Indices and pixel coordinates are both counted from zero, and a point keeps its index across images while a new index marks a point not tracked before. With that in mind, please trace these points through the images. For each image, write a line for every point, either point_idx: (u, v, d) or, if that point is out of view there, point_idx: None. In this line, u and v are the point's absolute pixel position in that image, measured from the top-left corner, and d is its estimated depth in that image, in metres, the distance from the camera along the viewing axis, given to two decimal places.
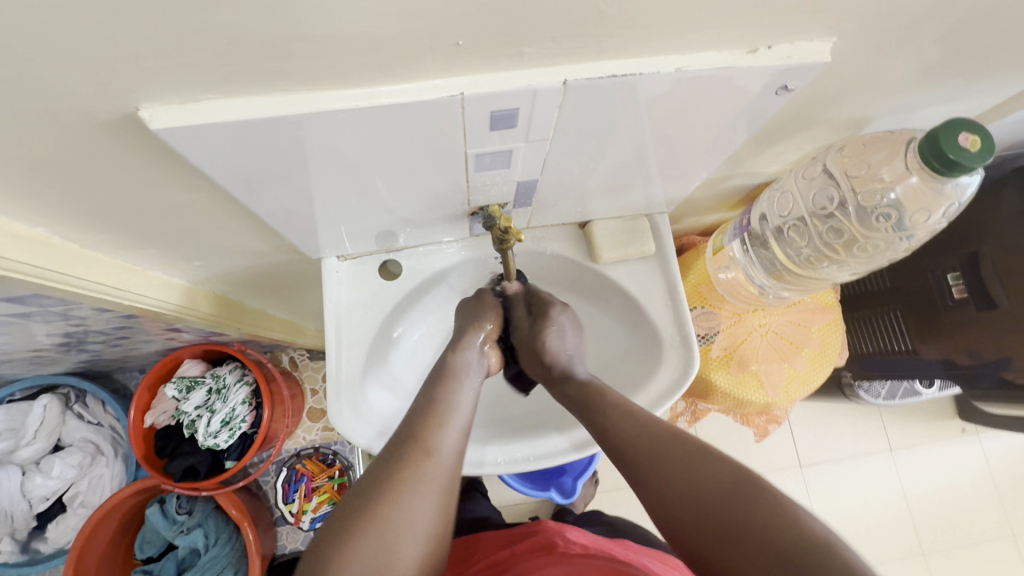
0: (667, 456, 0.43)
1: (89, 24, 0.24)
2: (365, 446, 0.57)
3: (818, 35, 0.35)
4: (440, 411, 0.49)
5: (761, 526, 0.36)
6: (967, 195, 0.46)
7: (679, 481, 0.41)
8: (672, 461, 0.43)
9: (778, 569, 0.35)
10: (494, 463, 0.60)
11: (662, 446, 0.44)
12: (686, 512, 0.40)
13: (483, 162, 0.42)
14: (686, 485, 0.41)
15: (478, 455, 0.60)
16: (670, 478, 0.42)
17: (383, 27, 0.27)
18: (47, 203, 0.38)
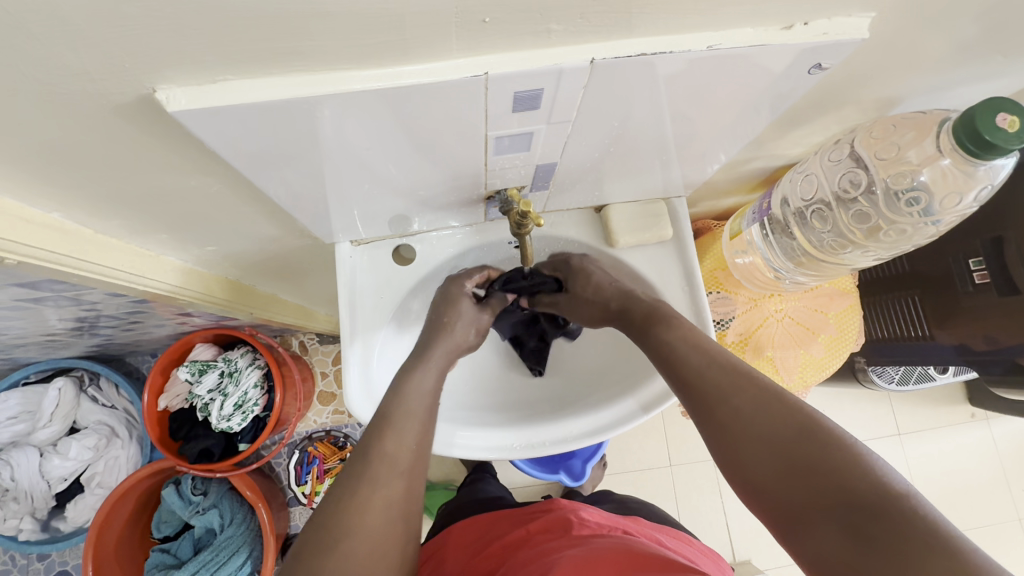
0: (734, 390, 0.41)
1: (103, 1, 0.23)
2: (358, 414, 0.56)
3: (856, 10, 0.33)
4: (394, 416, 0.46)
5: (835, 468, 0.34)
6: (1000, 177, 0.44)
7: (754, 415, 0.39)
8: (743, 395, 0.40)
9: (855, 520, 0.32)
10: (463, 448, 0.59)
11: (733, 381, 0.42)
12: (755, 448, 0.38)
13: (502, 145, 0.41)
14: (759, 422, 0.39)
15: (448, 436, 0.59)
16: (739, 412, 0.40)
17: (408, 4, 0.26)
18: (62, 187, 0.37)
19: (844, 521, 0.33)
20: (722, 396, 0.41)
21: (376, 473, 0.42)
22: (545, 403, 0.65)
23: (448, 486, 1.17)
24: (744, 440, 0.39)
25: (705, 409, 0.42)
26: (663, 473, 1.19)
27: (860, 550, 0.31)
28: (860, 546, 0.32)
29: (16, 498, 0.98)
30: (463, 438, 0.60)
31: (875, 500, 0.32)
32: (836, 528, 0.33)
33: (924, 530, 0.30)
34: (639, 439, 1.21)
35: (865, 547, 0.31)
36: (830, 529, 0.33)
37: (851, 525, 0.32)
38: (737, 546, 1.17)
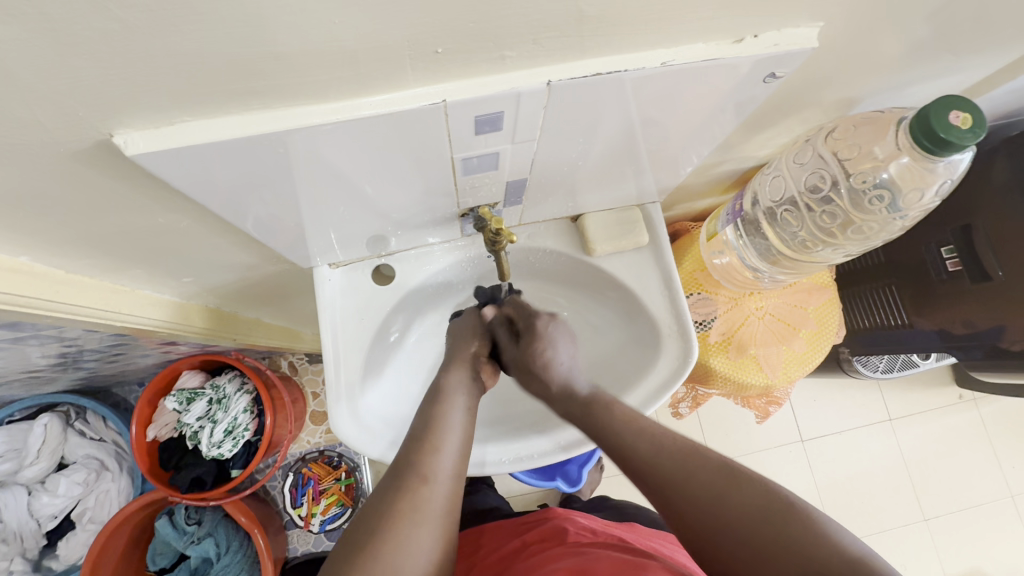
0: (693, 480, 0.44)
1: (49, 55, 0.23)
2: (380, 456, 0.58)
3: (804, 21, 0.34)
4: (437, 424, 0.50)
5: (803, 541, 0.37)
6: (959, 171, 0.45)
7: (716, 501, 0.42)
8: (702, 481, 0.43)
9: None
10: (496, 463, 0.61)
11: (689, 472, 0.44)
12: (728, 538, 0.40)
13: (470, 165, 0.42)
14: (721, 509, 0.41)
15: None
16: (705, 503, 0.42)
17: (358, 41, 0.26)
18: (30, 233, 0.37)
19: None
20: (684, 489, 0.44)
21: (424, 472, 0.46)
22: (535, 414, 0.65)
23: None
24: (714, 527, 0.41)
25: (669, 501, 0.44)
26: None
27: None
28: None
29: (4, 540, 0.96)
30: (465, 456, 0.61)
31: (847, 573, 0.35)
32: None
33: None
34: None
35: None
36: None
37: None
38: None
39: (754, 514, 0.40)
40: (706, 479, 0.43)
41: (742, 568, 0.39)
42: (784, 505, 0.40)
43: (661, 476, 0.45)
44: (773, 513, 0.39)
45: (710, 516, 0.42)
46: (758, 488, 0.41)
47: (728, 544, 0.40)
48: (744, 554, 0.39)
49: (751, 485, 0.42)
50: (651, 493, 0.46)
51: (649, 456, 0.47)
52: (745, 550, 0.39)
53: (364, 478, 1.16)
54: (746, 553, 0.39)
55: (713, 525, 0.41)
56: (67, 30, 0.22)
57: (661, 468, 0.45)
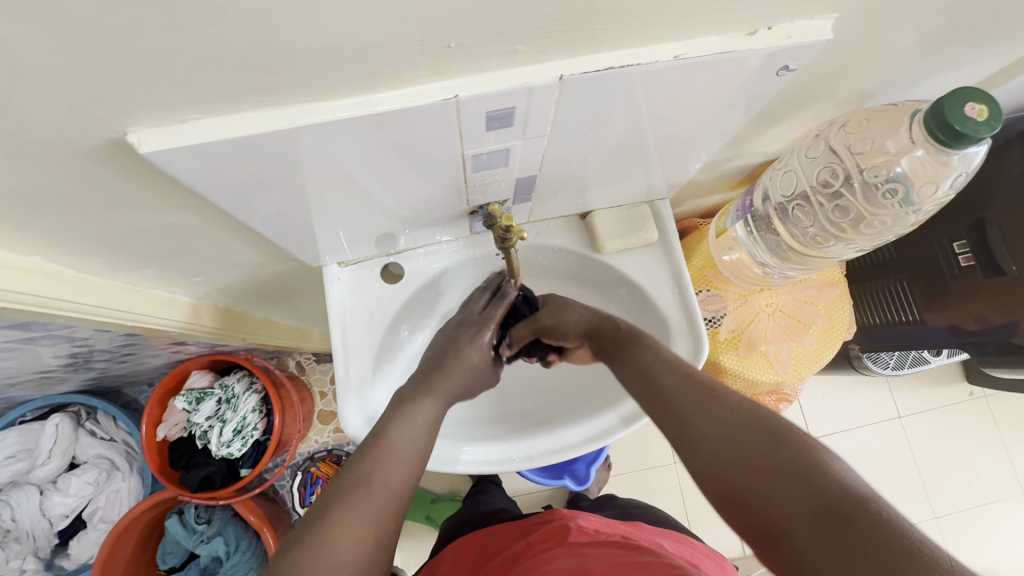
0: (707, 405, 0.43)
1: (65, 53, 0.23)
2: None
3: (818, 12, 0.34)
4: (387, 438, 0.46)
5: (810, 470, 0.35)
6: (974, 164, 0.45)
7: (723, 429, 0.40)
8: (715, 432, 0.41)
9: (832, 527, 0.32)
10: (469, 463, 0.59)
11: (707, 399, 0.43)
12: (732, 463, 0.38)
13: (480, 162, 0.42)
14: (728, 435, 0.40)
15: (456, 453, 0.59)
16: (716, 428, 0.41)
17: (371, 37, 0.26)
18: (44, 233, 0.37)
19: (817, 533, 0.32)
20: (698, 420, 0.42)
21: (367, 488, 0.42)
22: (544, 410, 0.65)
23: (453, 497, 1.16)
24: (719, 453, 0.40)
25: (681, 427, 0.43)
26: (667, 470, 1.20)
27: (831, 556, 0.31)
28: (834, 553, 0.31)
29: (17, 539, 0.97)
30: (467, 453, 0.60)
31: (846, 501, 0.32)
32: (814, 538, 0.32)
33: (889, 523, 0.30)
34: (641, 438, 1.21)
35: (838, 554, 0.31)
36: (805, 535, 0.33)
37: (820, 528, 0.32)
38: None
39: (761, 441, 0.38)
40: (720, 404, 0.42)
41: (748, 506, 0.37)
42: (793, 437, 0.38)
43: (678, 404, 0.44)
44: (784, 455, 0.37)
45: (717, 439, 0.40)
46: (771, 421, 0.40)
47: (730, 470, 0.38)
48: (744, 478, 0.37)
49: (765, 419, 0.40)
50: (665, 422, 0.45)
51: (669, 384, 0.46)
52: (745, 475, 0.37)
53: None
54: (746, 481, 0.37)
55: (717, 451, 0.40)
56: (83, 28, 0.22)
57: (677, 396, 0.45)
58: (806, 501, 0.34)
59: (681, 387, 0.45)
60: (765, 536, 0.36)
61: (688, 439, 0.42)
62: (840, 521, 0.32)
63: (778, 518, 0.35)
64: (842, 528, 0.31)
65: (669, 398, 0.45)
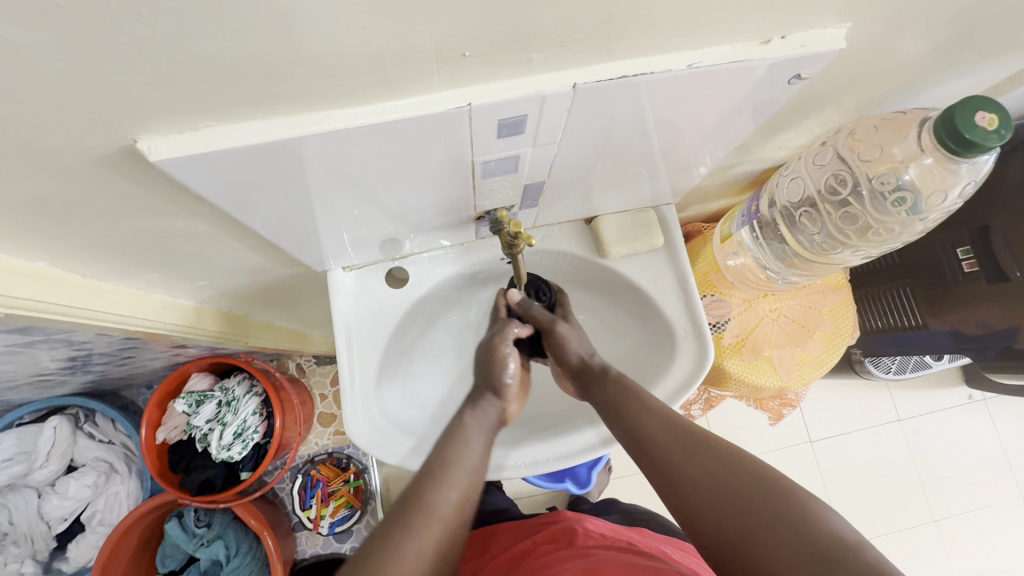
0: (694, 459, 0.44)
1: (79, 61, 0.23)
2: (400, 463, 0.57)
3: (831, 22, 0.34)
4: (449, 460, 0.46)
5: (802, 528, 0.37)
6: (982, 173, 0.45)
7: (714, 485, 0.41)
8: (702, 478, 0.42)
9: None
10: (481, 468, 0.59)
11: (694, 451, 0.44)
12: (723, 521, 0.40)
13: (489, 168, 0.41)
14: (719, 492, 0.41)
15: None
16: (706, 485, 0.42)
17: (385, 44, 0.26)
18: (48, 239, 0.37)
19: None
20: (681, 465, 0.44)
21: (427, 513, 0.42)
22: (550, 418, 0.65)
23: None
24: (711, 510, 0.41)
25: (664, 473, 0.45)
26: None
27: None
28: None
29: (16, 542, 0.96)
30: None
31: (837, 558, 0.35)
32: None
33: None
34: None
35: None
36: None
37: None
38: None
39: (751, 496, 0.40)
40: (708, 458, 0.43)
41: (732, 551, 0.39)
42: (782, 491, 0.39)
43: (665, 455, 0.45)
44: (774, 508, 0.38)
45: (708, 497, 0.41)
46: (759, 473, 0.41)
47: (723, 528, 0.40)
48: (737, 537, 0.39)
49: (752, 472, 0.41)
50: (653, 472, 0.46)
51: (651, 428, 0.47)
52: (739, 533, 0.39)
53: (372, 479, 1.16)
54: (740, 538, 0.39)
55: (709, 510, 0.41)
56: (97, 35, 0.22)
57: (663, 447, 0.46)
58: (802, 561, 0.36)
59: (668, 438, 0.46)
60: None
61: (678, 492, 0.43)
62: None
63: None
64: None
65: (654, 448, 0.46)
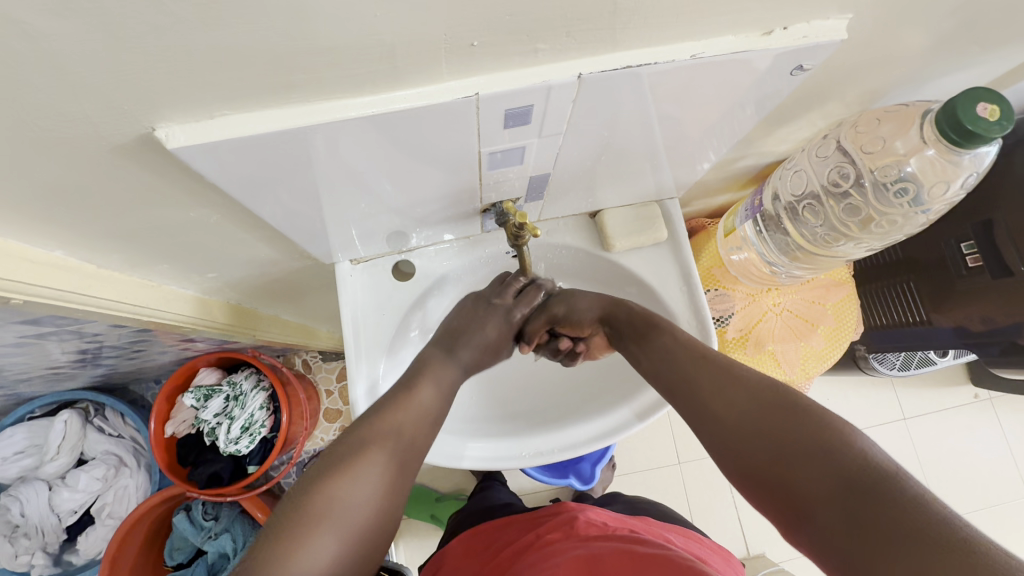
0: (724, 384, 0.43)
1: (102, 50, 0.24)
2: None
3: (833, 13, 0.34)
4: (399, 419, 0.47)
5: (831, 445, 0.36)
6: (984, 164, 0.45)
7: (746, 407, 0.41)
8: (737, 409, 0.41)
9: (850, 501, 0.33)
10: (475, 458, 0.60)
11: (726, 377, 0.44)
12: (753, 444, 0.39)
13: (495, 160, 0.42)
14: (748, 414, 0.40)
15: (464, 449, 0.60)
16: (737, 408, 0.41)
17: (396, 34, 0.27)
18: (66, 227, 0.38)
19: (840, 511, 0.33)
20: (716, 396, 0.43)
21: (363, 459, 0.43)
22: (553, 409, 0.65)
23: (458, 496, 1.17)
24: (740, 433, 0.40)
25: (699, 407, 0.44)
26: (671, 470, 1.20)
27: (852, 534, 0.32)
28: (857, 533, 0.32)
29: (27, 534, 0.98)
30: (473, 450, 0.60)
31: (874, 479, 0.33)
32: (832, 511, 0.34)
33: (910, 498, 0.31)
34: (645, 438, 1.22)
35: (860, 533, 0.32)
36: (822, 509, 0.34)
37: (840, 506, 0.33)
38: (750, 540, 1.17)
39: (788, 423, 0.38)
40: (736, 381, 0.43)
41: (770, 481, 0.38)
42: (810, 409, 0.39)
43: (696, 385, 0.45)
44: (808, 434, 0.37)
45: (736, 421, 0.41)
46: (792, 397, 0.40)
47: (753, 451, 0.39)
48: (765, 458, 0.38)
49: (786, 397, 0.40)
50: (684, 405, 0.46)
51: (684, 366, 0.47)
52: (766, 453, 0.38)
53: None
54: (766, 459, 0.38)
55: (737, 432, 0.40)
56: (119, 24, 0.22)
57: (694, 377, 0.46)
58: (827, 479, 0.34)
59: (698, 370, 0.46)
60: (788, 510, 0.36)
61: (713, 425, 0.43)
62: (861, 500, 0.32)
63: (801, 496, 0.36)
64: (859, 507, 0.32)
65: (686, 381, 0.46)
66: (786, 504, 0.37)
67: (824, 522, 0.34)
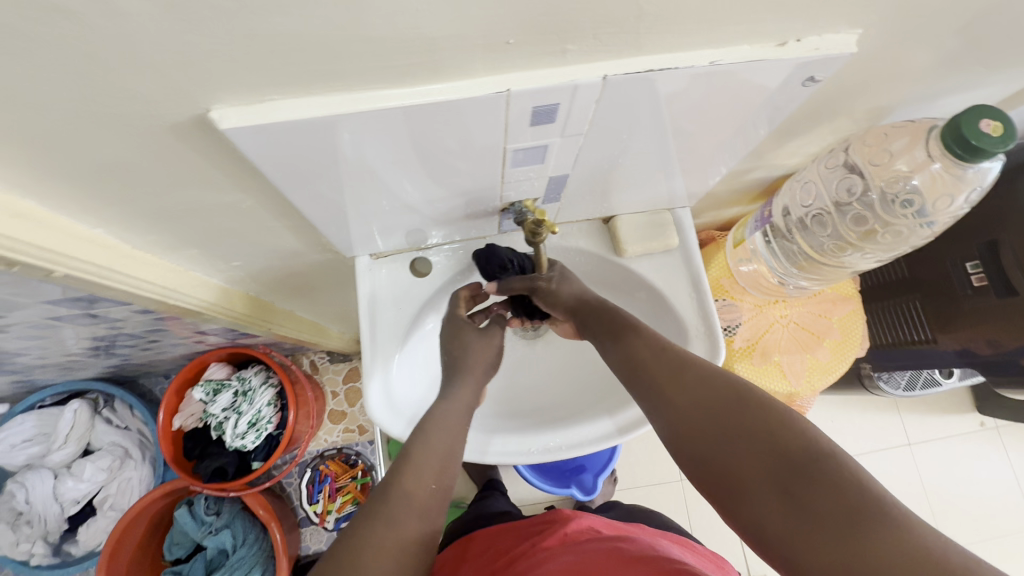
0: (676, 370, 0.45)
1: (173, 30, 0.26)
2: (401, 437, 0.59)
3: (843, 27, 0.36)
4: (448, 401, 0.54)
5: (775, 429, 0.38)
6: (988, 180, 0.47)
7: (698, 392, 0.43)
8: (691, 396, 0.43)
9: (785, 484, 0.36)
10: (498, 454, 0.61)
11: (673, 367, 0.46)
12: (702, 430, 0.41)
13: (517, 158, 0.44)
14: (701, 398, 0.42)
15: (482, 445, 0.61)
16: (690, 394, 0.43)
17: (439, 28, 0.29)
18: (109, 204, 0.40)
19: (781, 495, 0.36)
20: (667, 380, 0.45)
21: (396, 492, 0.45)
22: (562, 406, 0.66)
23: (458, 504, 1.17)
24: (692, 420, 0.42)
25: (653, 391, 0.46)
26: (672, 486, 1.19)
27: (788, 511, 0.35)
28: (787, 510, 0.35)
29: (30, 521, 0.99)
30: (496, 445, 0.61)
31: (807, 464, 0.36)
32: (769, 495, 0.36)
33: (846, 479, 0.34)
34: (647, 452, 1.22)
35: (796, 512, 0.35)
36: (761, 492, 0.37)
37: (777, 487, 0.36)
38: (751, 562, 1.16)
39: (732, 409, 0.41)
40: (688, 368, 0.45)
41: (715, 461, 0.40)
42: (754, 396, 0.41)
43: (652, 371, 0.47)
44: (752, 418, 0.39)
45: (692, 404, 0.43)
46: (737, 382, 0.42)
47: (700, 440, 0.41)
48: (712, 443, 0.40)
49: (732, 381, 0.43)
50: (642, 394, 0.47)
51: (643, 355, 0.49)
52: (714, 443, 0.40)
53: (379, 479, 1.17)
54: (715, 444, 0.40)
55: (692, 410, 0.42)
56: (194, 8, 0.25)
57: (655, 366, 0.47)
58: (768, 462, 0.37)
59: (654, 352, 0.48)
60: (729, 492, 0.39)
61: (665, 406, 0.44)
62: (798, 480, 0.35)
63: (741, 476, 0.38)
64: (800, 488, 0.35)
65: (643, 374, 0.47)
66: (727, 485, 0.39)
67: (760, 501, 0.37)
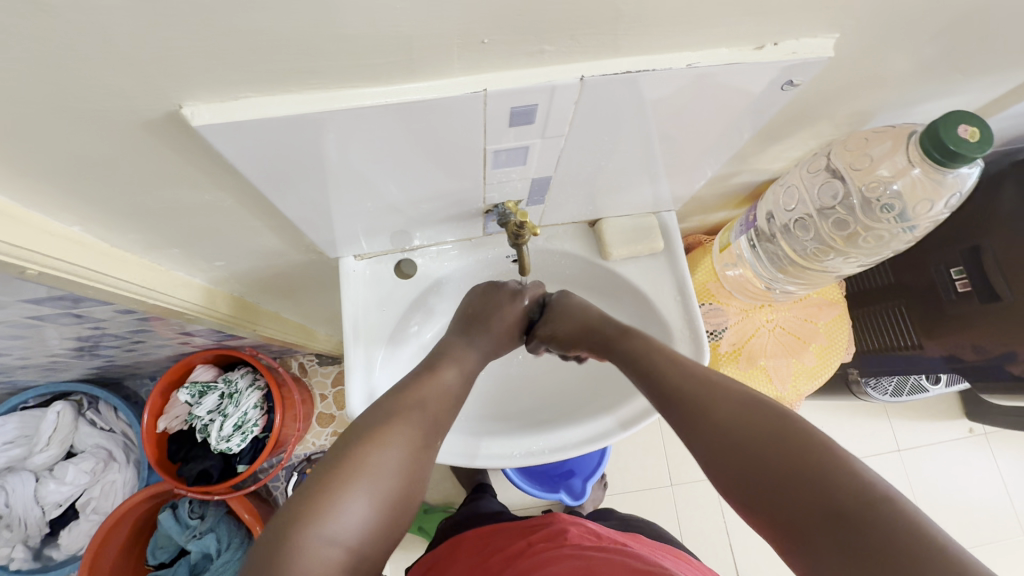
0: (715, 402, 0.44)
1: (141, 25, 0.25)
2: None
3: (822, 32, 0.37)
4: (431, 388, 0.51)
5: (821, 466, 0.36)
6: (967, 185, 0.47)
7: (736, 426, 0.41)
8: (729, 431, 0.41)
9: (835, 526, 0.33)
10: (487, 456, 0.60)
11: (710, 399, 0.44)
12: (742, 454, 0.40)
13: (499, 160, 0.44)
14: (741, 432, 0.41)
15: (470, 449, 0.60)
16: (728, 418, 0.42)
17: (413, 27, 0.29)
18: (86, 202, 0.40)
19: (823, 526, 0.34)
20: (705, 412, 0.44)
21: (358, 465, 0.42)
22: (549, 409, 0.66)
23: (447, 509, 1.16)
24: (727, 446, 0.41)
25: (692, 424, 0.44)
26: (662, 491, 1.19)
27: (839, 555, 0.33)
28: (840, 554, 0.33)
29: (9, 525, 0.97)
30: (486, 449, 0.61)
31: (858, 505, 0.33)
32: (822, 539, 0.34)
33: (899, 523, 0.32)
34: (637, 457, 1.22)
35: (848, 557, 0.32)
36: (812, 536, 0.35)
37: (828, 530, 0.34)
38: (741, 567, 1.16)
39: (774, 445, 0.39)
40: (727, 400, 0.43)
41: (762, 500, 0.38)
42: (800, 432, 0.38)
43: (690, 403, 0.45)
44: (796, 455, 0.37)
45: (732, 440, 0.41)
46: (781, 416, 0.40)
47: (739, 463, 0.40)
48: (758, 478, 0.38)
49: (775, 414, 0.41)
50: (676, 424, 0.46)
51: (679, 385, 0.47)
52: (754, 467, 0.39)
53: None
54: (761, 483, 0.38)
55: (732, 445, 0.41)
56: (161, 3, 0.24)
57: (687, 392, 0.46)
58: (806, 491, 0.36)
59: (692, 382, 0.46)
60: (779, 534, 0.37)
61: (705, 441, 0.43)
62: (849, 523, 0.33)
63: (790, 516, 0.36)
64: (838, 520, 0.33)
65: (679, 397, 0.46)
66: (776, 527, 0.37)
67: (812, 545, 0.34)
